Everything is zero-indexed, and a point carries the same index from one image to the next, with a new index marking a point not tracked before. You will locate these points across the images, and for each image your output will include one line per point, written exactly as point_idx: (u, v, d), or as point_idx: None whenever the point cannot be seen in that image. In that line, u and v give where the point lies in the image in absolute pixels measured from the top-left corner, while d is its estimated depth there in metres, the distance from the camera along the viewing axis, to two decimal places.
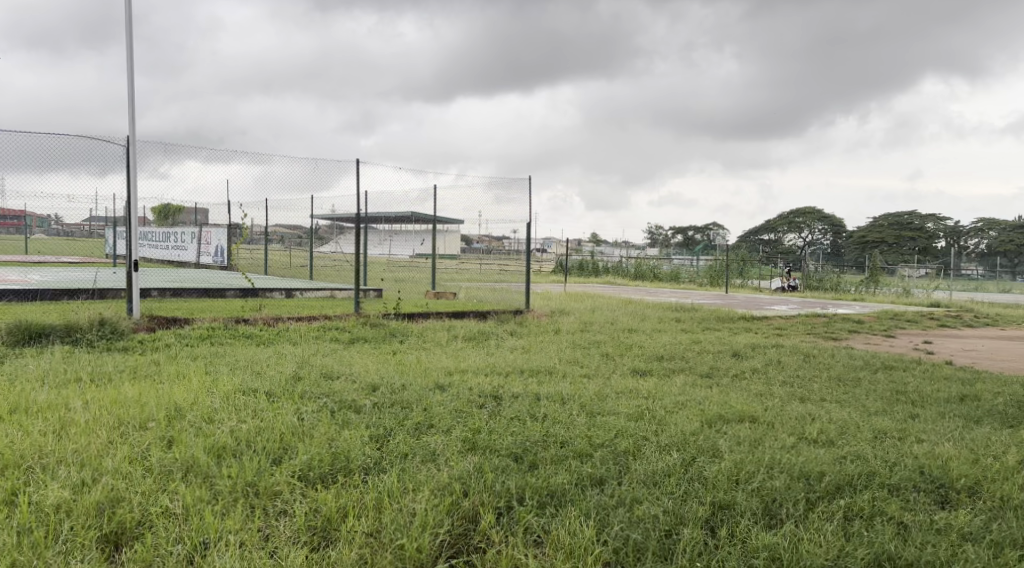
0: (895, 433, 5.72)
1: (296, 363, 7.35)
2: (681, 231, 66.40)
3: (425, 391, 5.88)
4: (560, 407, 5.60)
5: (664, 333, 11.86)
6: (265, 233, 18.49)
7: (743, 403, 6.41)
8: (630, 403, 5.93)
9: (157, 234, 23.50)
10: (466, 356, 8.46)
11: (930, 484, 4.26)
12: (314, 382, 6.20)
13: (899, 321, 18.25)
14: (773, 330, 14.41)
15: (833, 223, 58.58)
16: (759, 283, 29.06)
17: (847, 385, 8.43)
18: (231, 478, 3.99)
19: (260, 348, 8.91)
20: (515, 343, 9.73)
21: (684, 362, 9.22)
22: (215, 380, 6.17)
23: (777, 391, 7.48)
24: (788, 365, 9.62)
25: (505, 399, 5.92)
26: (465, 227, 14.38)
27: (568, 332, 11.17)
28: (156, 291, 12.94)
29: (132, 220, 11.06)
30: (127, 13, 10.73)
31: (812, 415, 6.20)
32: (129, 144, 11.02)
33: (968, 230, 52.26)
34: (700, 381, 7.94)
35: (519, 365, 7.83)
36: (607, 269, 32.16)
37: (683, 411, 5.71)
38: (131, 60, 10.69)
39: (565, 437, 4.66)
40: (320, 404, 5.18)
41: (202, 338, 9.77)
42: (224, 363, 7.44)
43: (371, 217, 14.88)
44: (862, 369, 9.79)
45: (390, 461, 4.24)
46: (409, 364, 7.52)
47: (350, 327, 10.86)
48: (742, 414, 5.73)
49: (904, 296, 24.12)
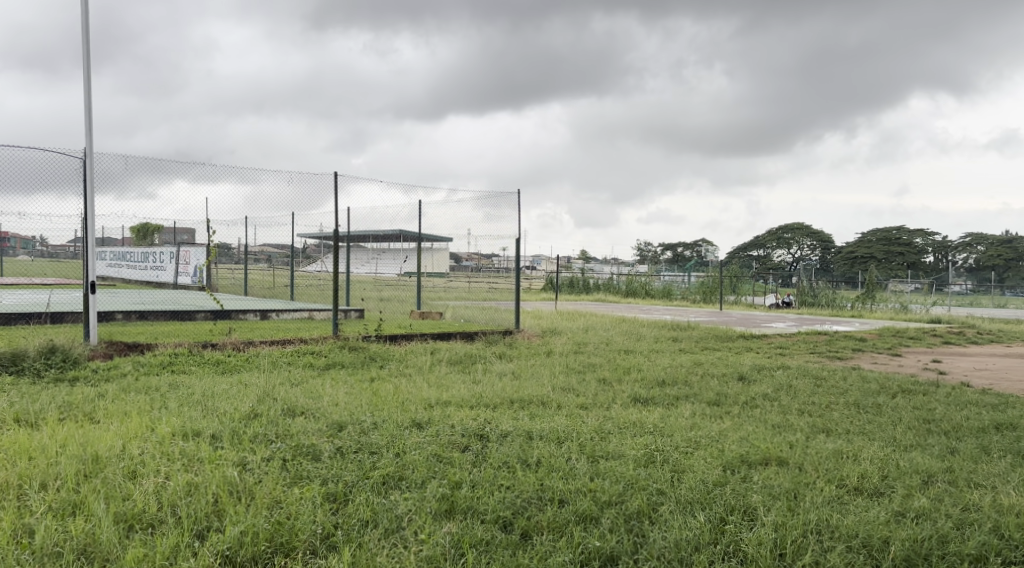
0: (943, 474, 4.93)
1: (256, 397, 6.49)
2: (669, 248, 65.83)
3: (400, 431, 5.06)
4: (557, 449, 4.79)
5: (663, 354, 11.09)
6: (246, 251, 17.73)
7: (764, 441, 5.59)
8: (637, 443, 5.12)
9: (134, 254, 22.58)
10: (449, 385, 7.61)
11: (1018, 553, 3.52)
12: (272, 421, 5.37)
13: (903, 338, 17.47)
14: (776, 350, 13.65)
15: (823, 238, 58.19)
16: (752, 299, 28.43)
17: (869, 414, 7.63)
18: (136, 561, 3.23)
19: (223, 378, 8.06)
20: (503, 368, 8.88)
21: (689, 388, 8.43)
22: (157, 419, 5.35)
23: (798, 422, 6.69)
24: (800, 391, 8.81)
25: (494, 440, 5.11)
26: (452, 243, 13.57)
27: (561, 354, 10.35)
28: (121, 314, 12.13)
29: (90, 239, 10.23)
30: (84, 21, 9.99)
31: (844, 453, 5.39)
32: (86, 158, 10.22)
33: (957, 245, 51.91)
34: (709, 411, 7.12)
35: (509, 394, 7.01)
36: (597, 286, 31.44)
37: (700, 452, 4.90)
38: (88, 70, 9.92)
39: (565, 494, 3.87)
40: (273, 450, 4.38)
41: (163, 366, 8.93)
42: (176, 397, 6.61)
43: (356, 235, 14.11)
44: (879, 394, 9.03)
45: (346, 533, 3.46)
46: (385, 397, 6.67)
47: (328, 351, 10.02)
48: (767, 454, 4.94)
49: (902, 312, 23.44)
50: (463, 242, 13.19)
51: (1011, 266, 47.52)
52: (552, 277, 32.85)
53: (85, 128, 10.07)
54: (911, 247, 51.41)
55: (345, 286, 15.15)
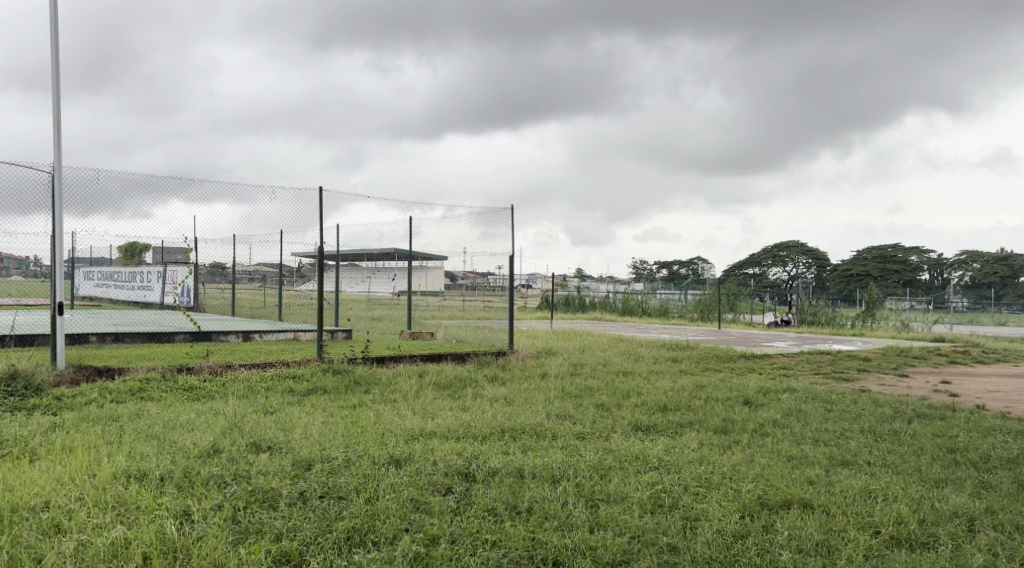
0: (986, 518, 4.34)
1: (221, 430, 5.91)
2: (665, 265, 65.38)
3: (376, 470, 4.50)
4: (551, 489, 4.27)
5: (663, 376, 10.52)
6: (249, 269, 17.35)
7: (782, 478, 5.00)
8: (642, 481, 4.57)
9: (121, 274, 21.95)
10: (435, 413, 7.00)
11: None
12: (232, 460, 4.82)
13: (908, 358, 16.90)
14: (779, 370, 13.09)
15: (818, 256, 57.86)
16: (750, 317, 27.90)
17: (887, 442, 7.07)
18: None
19: (193, 406, 7.47)
20: (494, 393, 8.27)
21: (693, 414, 7.86)
22: (102, 456, 4.79)
23: (815, 454, 6.12)
24: (811, 417, 8.23)
25: (482, 481, 4.53)
26: (445, 260, 13.00)
27: (557, 377, 9.76)
28: (95, 336, 11.59)
29: (59, 259, 9.65)
30: (54, 30, 9.52)
31: (871, 491, 4.83)
32: (55, 174, 9.70)
33: (952, 263, 51.58)
34: (717, 440, 6.53)
35: (499, 424, 6.41)
36: (593, 304, 30.89)
37: (713, 494, 4.35)
38: (57, 81, 9.44)
39: (560, 553, 3.47)
40: (223, 497, 3.87)
41: (132, 393, 8.33)
42: (136, 429, 6.02)
43: (349, 253, 13.56)
44: (894, 419, 8.48)
45: None
46: (363, 428, 6.07)
47: (310, 375, 9.42)
48: (788, 495, 4.36)
49: (903, 331, 22.91)
50: (457, 259, 12.62)
51: (1005, 283, 47.19)
52: (547, 296, 32.32)
53: (54, 142, 9.55)
54: (906, 264, 50.96)
55: (333, 305, 14.56)
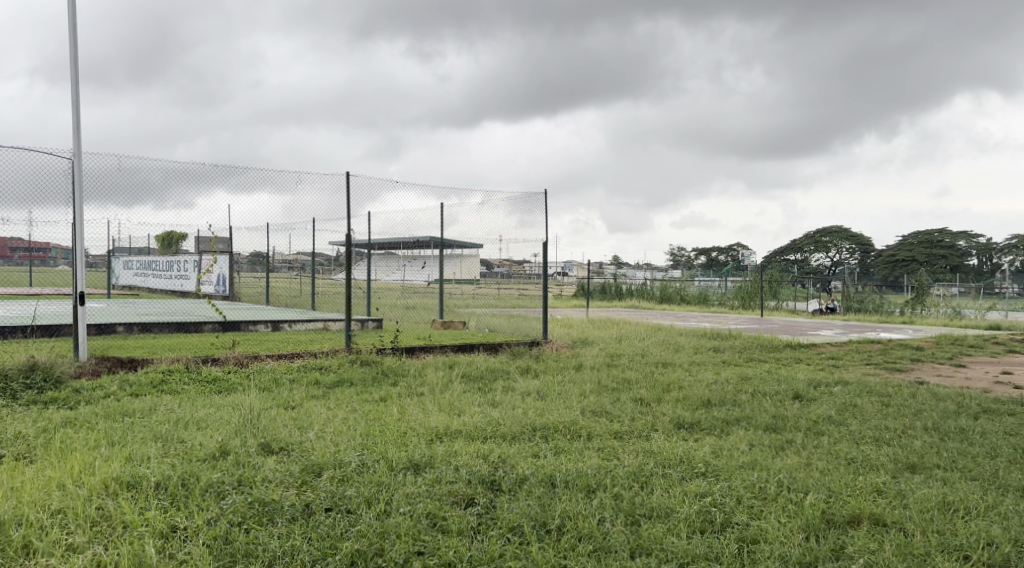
0: None
1: (233, 428, 5.52)
2: (702, 253, 64.09)
3: (391, 478, 4.06)
4: (587, 500, 3.81)
5: (706, 368, 9.96)
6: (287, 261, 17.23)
7: (847, 488, 4.45)
8: (689, 489, 4.07)
9: (159, 263, 21.91)
10: (462, 410, 6.55)
11: None
12: (238, 464, 4.41)
13: (962, 347, 16.11)
14: (828, 362, 12.42)
15: (862, 242, 56.35)
16: (793, 305, 27.06)
17: (957, 442, 6.47)
18: None
19: (212, 400, 7.15)
20: (526, 387, 7.79)
21: (739, 410, 7.32)
22: (98, 459, 4.40)
23: (877, 456, 5.56)
24: (868, 413, 7.63)
25: (510, 492, 4.07)
26: (481, 248, 12.52)
27: (593, 369, 9.23)
28: (123, 327, 11.36)
29: (80, 251, 9.39)
30: (71, 17, 9.25)
31: (947, 502, 4.28)
32: (75, 164, 9.44)
33: (1002, 247, 49.80)
34: (768, 440, 6.00)
35: (533, 422, 5.94)
36: (631, 291, 30.17)
37: (773, 508, 3.85)
38: (76, 70, 9.18)
39: None
40: (219, 512, 3.49)
41: (153, 386, 8.02)
42: (147, 427, 5.67)
43: (386, 240, 13.16)
44: (958, 415, 7.84)
45: None
46: (385, 426, 5.65)
47: (337, 366, 9.02)
48: (857, 509, 3.84)
49: (955, 318, 21.94)
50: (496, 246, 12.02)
51: None
52: (584, 285, 31.67)
53: (74, 131, 9.28)
54: (954, 249, 49.37)
55: (368, 294, 14.09)
